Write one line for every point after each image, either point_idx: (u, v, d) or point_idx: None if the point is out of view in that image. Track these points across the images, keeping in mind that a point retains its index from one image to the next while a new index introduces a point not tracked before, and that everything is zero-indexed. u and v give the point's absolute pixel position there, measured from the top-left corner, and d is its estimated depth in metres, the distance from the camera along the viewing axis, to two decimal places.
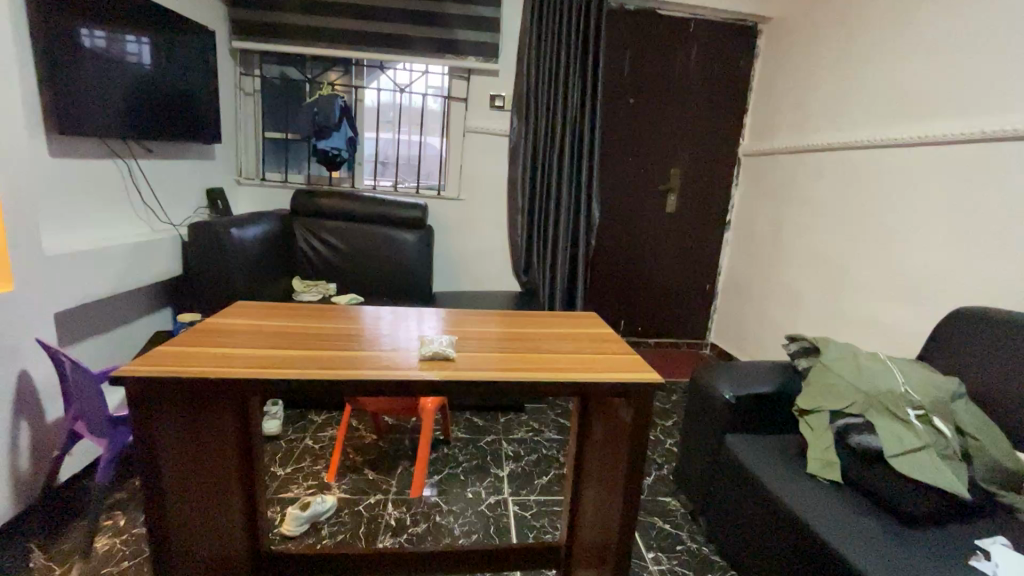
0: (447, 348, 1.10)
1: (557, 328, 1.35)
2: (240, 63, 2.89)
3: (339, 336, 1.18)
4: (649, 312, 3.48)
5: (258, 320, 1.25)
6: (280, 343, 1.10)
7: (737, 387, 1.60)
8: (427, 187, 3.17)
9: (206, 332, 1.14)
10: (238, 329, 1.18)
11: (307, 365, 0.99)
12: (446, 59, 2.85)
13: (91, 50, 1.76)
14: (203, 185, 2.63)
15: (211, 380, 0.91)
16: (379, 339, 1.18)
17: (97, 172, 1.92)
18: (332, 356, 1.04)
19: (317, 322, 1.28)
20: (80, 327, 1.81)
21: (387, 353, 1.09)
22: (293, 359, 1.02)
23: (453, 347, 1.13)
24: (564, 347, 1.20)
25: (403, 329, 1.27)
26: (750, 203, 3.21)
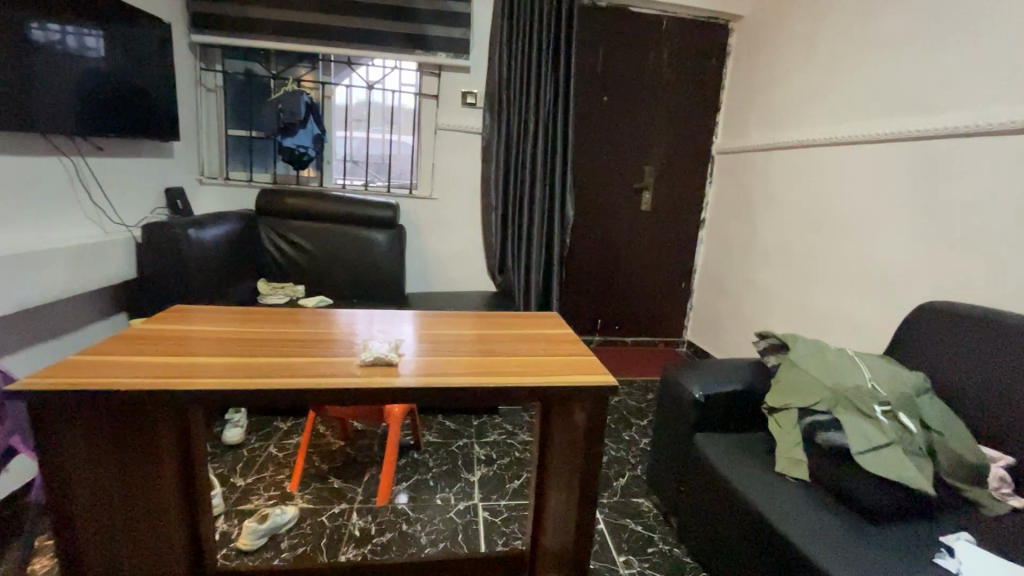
0: (392, 353, 1.05)
1: (519, 329, 1.31)
2: (201, 58, 2.78)
3: (297, 341, 1.13)
4: (626, 310, 3.46)
5: (220, 326, 1.19)
6: (236, 350, 1.05)
7: (706, 386, 1.58)
8: (399, 186, 3.11)
9: (163, 339, 1.09)
10: (198, 335, 1.12)
11: (263, 374, 0.94)
12: (416, 55, 2.79)
13: (43, 44, 1.69)
14: (161, 185, 2.52)
15: (154, 394, 0.86)
16: (332, 344, 1.12)
17: (38, 169, 1.81)
18: (289, 364, 0.99)
19: (278, 327, 1.22)
20: (22, 336, 1.72)
21: (337, 359, 1.04)
22: (248, 367, 0.97)
23: (400, 354, 1.08)
24: (526, 350, 1.16)
25: (358, 333, 1.22)
26: (725, 200, 3.22)
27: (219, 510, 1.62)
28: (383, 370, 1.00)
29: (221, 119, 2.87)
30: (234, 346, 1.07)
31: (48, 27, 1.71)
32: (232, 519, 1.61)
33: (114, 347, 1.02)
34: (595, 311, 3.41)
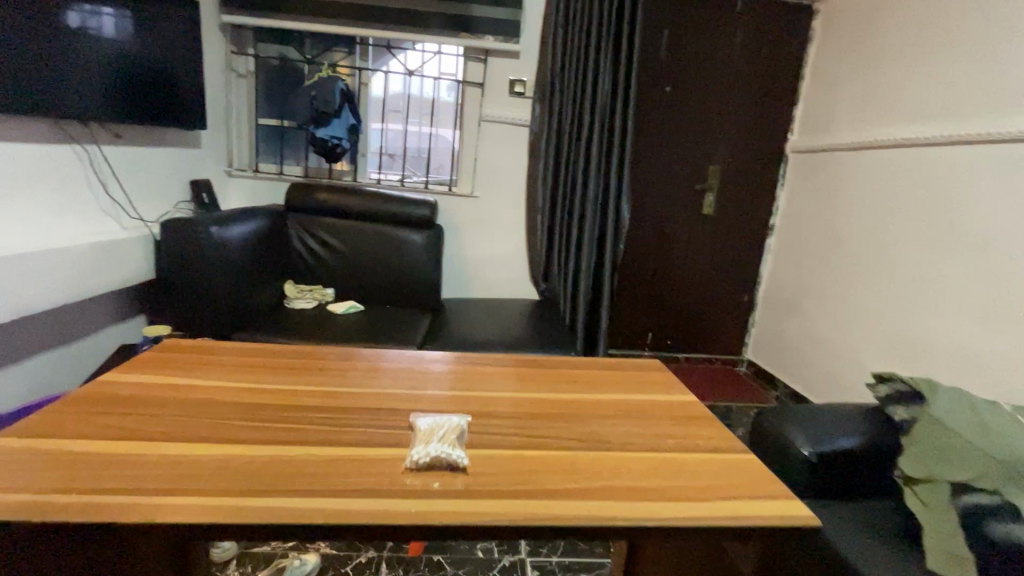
0: (454, 449, 0.79)
1: (590, 393, 1.05)
2: (232, 41, 2.59)
3: (321, 407, 0.91)
4: (682, 324, 3.12)
5: (227, 379, 0.98)
6: (241, 426, 0.83)
7: (817, 440, 1.27)
8: (438, 182, 2.88)
9: (158, 402, 0.88)
10: (196, 397, 0.91)
11: (278, 473, 0.72)
12: (461, 37, 2.54)
13: (70, 28, 1.57)
14: (187, 177, 2.35)
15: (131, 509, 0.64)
16: (371, 416, 0.89)
17: (50, 159, 1.63)
18: (311, 454, 0.77)
19: (298, 381, 1.00)
20: (26, 346, 1.54)
21: (386, 447, 0.81)
22: (259, 459, 0.75)
23: (462, 441, 0.83)
24: (636, 435, 0.90)
25: (400, 395, 0.97)
26: (799, 205, 2.82)
27: (229, 555, 1.40)
28: (436, 474, 0.76)
29: (252, 107, 2.68)
30: (236, 426, 0.83)
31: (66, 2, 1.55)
32: (245, 566, 1.39)
33: (94, 426, 0.81)
34: (646, 324, 3.10)
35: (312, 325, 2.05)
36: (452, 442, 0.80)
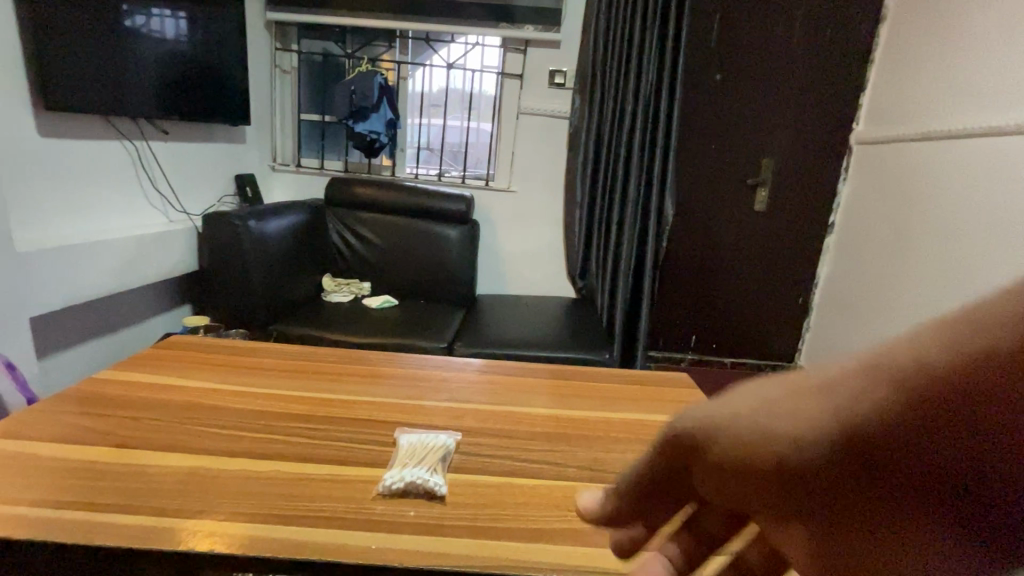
0: (433, 474, 0.67)
1: (617, 404, 0.95)
2: (277, 38, 2.65)
3: (329, 402, 0.87)
4: (730, 326, 2.93)
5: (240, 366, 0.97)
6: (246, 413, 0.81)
7: None
8: (475, 176, 2.84)
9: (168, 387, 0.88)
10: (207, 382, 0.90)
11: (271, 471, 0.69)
12: (501, 28, 2.49)
13: (132, 30, 1.64)
14: (232, 171, 2.43)
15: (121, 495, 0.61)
16: (378, 411, 0.84)
17: (100, 155, 1.71)
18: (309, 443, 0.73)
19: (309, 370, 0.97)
20: (70, 333, 1.62)
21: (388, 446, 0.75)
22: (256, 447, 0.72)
23: (445, 466, 0.70)
24: None
25: (410, 393, 0.92)
26: (868, 200, 2.53)
27: None
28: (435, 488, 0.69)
29: (296, 103, 2.74)
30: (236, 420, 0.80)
31: (126, 5, 1.61)
32: None
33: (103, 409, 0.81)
34: (689, 325, 2.94)
35: (345, 318, 2.06)
36: (431, 466, 0.68)
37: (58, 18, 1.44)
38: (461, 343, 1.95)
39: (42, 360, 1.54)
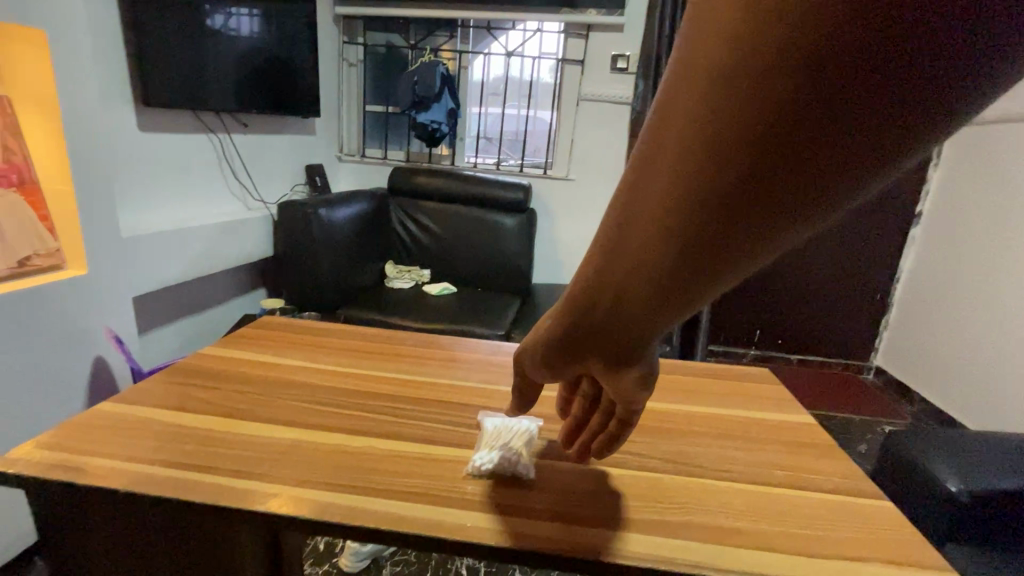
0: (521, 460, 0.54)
1: None
2: (344, 32, 2.74)
3: None
4: (800, 321, 2.77)
5: None
6: None
7: (971, 476, 1.03)
8: (533, 165, 2.83)
9: None
10: None
11: None
12: (563, 14, 2.45)
13: (213, 29, 1.74)
14: (303, 161, 2.54)
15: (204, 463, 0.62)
16: None
17: (188, 147, 1.83)
18: None
19: None
20: (163, 311, 1.77)
21: None
22: None
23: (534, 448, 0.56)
24: None
25: None
26: (960, 189, 2.28)
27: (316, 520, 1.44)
28: None
29: (361, 94, 2.82)
30: None
31: (208, 5, 1.70)
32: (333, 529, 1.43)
33: None
34: (755, 318, 2.81)
35: (406, 304, 2.11)
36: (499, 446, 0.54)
37: (148, 20, 1.54)
38: (519, 332, 1.96)
39: (142, 336, 1.70)
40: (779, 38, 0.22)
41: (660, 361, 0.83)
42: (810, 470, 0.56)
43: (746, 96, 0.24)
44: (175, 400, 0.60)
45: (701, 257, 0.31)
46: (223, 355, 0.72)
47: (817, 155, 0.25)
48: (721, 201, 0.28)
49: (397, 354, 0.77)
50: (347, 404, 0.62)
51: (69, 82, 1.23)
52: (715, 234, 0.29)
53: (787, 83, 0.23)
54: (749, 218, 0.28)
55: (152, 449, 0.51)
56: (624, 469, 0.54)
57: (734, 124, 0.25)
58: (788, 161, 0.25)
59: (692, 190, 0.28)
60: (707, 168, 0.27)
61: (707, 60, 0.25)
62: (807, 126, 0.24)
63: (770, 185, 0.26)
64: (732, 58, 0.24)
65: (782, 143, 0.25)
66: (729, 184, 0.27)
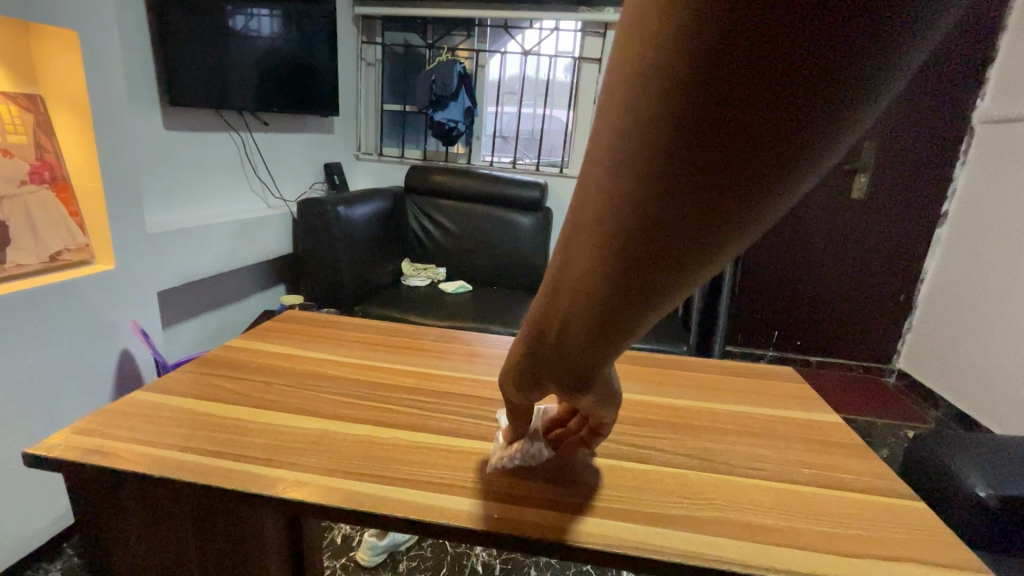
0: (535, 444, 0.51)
1: None
2: (363, 31, 2.76)
3: None
4: (820, 322, 2.73)
5: None
6: None
7: (1002, 482, 1.00)
8: (549, 164, 2.83)
9: None
10: None
11: None
12: (580, 12, 2.44)
13: (236, 29, 1.77)
14: (322, 160, 2.57)
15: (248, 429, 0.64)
16: None
17: (211, 146, 1.87)
18: None
19: None
20: (187, 306, 1.81)
21: None
22: None
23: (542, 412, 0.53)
24: None
25: None
26: (987, 189, 2.22)
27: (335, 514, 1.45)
28: None
29: (379, 93, 2.85)
30: None
31: (230, 5, 1.73)
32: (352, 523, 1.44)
33: None
34: (774, 319, 2.77)
35: (423, 301, 2.13)
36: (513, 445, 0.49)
37: (173, 19, 1.57)
38: None
39: (166, 330, 1.73)
40: (680, 16, 0.18)
41: (681, 358, 0.83)
42: (840, 469, 0.55)
43: (654, 93, 0.20)
44: (203, 390, 0.61)
45: (633, 287, 0.26)
46: (249, 348, 0.73)
47: (744, 160, 0.19)
48: (642, 221, 0.23)
49: (419, 348, 0.78)
50: (372, 397, 0.62)
51: (98, 82, 1.26)
52: (644, 258, 0.24)
53: (697, 72, 0.18)
54: (678, 242, 0.23)
55: (183, 437, 0.52)
56: (649, 465, 0.54)
57: (645, 125, 0.20)
58: (708, 169, 0.20)
59: (610, 208, 0.23)
60: (624, 185, 0.22)
61: (614, 55, 0.21)
62: (726, 123, 0.19)
63: (693, 198, 0.21)
64: (637, 48, 0.20)
65: (700, 150, 0.20)
66: (648, 202, 0.22)
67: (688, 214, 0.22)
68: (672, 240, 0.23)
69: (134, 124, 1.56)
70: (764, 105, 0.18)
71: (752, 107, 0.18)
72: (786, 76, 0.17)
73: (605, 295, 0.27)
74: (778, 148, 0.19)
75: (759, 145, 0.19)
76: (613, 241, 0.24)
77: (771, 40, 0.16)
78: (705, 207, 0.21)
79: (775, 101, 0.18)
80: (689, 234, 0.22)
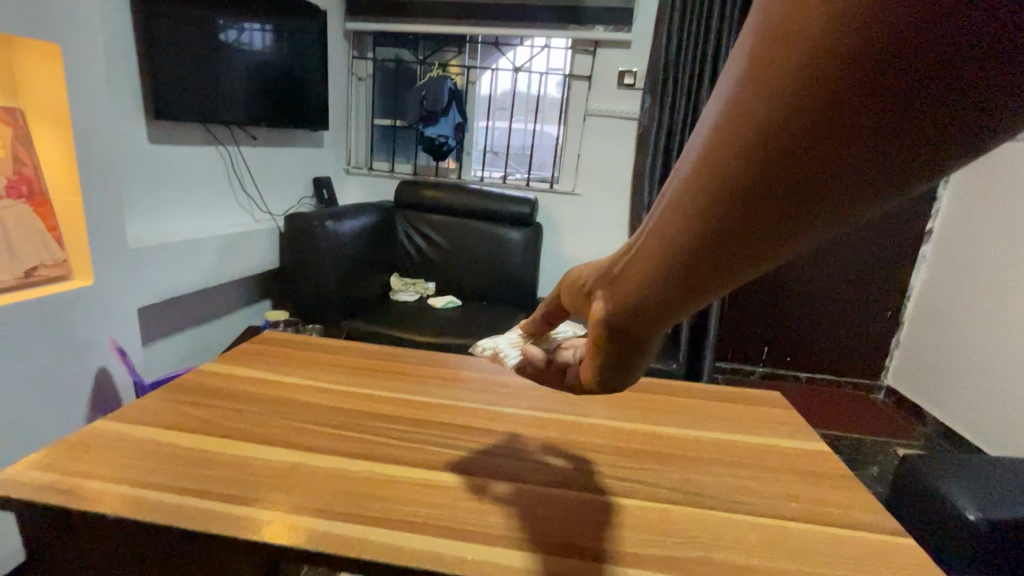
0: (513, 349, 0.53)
1: None
2: (354, 47, 2.77)
3: None
4: (808, 338, 2.73)
5: None
6: None
7: (991, 506, 0.99)
8: (539, 179, 2.83)
9: None
10: None
11: None
12: (570, 30, 2.47)
13: (226, 43, 1.76)
14: (310, 174, 2.56)
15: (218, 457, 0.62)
16: None
17: (198, 159, 1.85)
18: None
19: None
20: (168, 322, 1.77)
21: None
22: None
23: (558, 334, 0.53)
24: None
25: None
26: (971, 208, 2.25)
27: None
28: None
29: (370, 108, 2.85)
30: None
31: (221, 19, 1.72)
32: None
33: None
34: (762, 335, 2.77)
35: (411, 317, 2.10)
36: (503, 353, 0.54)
37: (161, 32, 1.56)
38: None
39: (145, 347, 1.69)
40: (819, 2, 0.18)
41: (668, 382, 0.81)
42: (827, 503, 0.53)
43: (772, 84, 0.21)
44: (171, 418, 0.58)
45: (720, 249, 0.26)
46: (223, 372, 0.71)
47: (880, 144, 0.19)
48: (754, 182, 0.23)
49: (400, 372, 0.76)
50: (347, 426, 0.60)
51: (81, 95, 1.25)
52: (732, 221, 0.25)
53: (870, 50, 0.17)
54: (782, 208, 0.23)
55: (145, 471, 0.49)
56: (631, 498, 0.52)
57: (797, 85, 0.20)
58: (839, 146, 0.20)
59: (731, 161, 0.24)
60: (751, 141, 0.22)
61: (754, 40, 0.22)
62: (877, 106, 0.18)
63: (816, 172, 0.21)
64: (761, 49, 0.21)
65: (840, 126, 0.19)
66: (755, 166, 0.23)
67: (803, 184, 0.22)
68: (779, 205, 0.23)
69: (118, 137, 1.54)
70: (920, 99, 0.17)
71: (909, 97, 0.17)
72: (958, 78, 0.16)
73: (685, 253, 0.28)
74: (922, 141, 0.19)
75: (903, 134, 0.19)
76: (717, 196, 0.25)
77: (952, 40, 0.15)
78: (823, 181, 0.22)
79: (935, 97, 0.17)
80: (796, 202, 0.23)
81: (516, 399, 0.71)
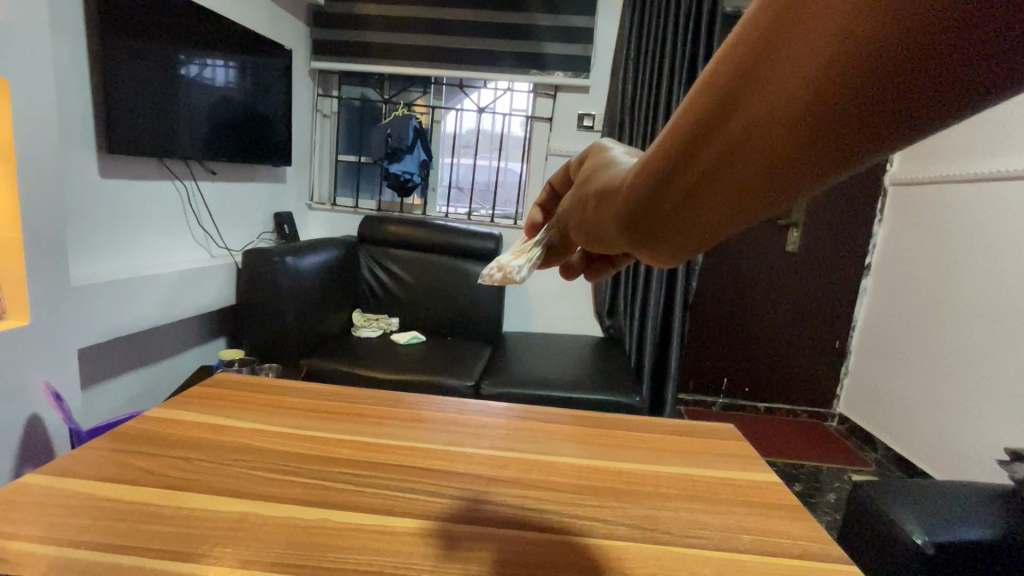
0: None
1: None
2: (319, 85, 2.82)
3: None
4: (764, 369, 2.83)
5: None
6: None
7: (935, 528, 1.03)
8: (504, 215, 2.88)
9: None
10: None
11: None
12: (532, 75, 2.58)
13: (186, 77, 1.75)
14: (271, 210, 2.52)
15: None
16: None
17: (151, 194, 1.79)
18: None
19: None
20: (110, 365, 1.67)
21: None
22: None
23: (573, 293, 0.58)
24: None
25: None
26: (904, 245, 2.43)
27: None
28: None
29: (334, 145, 2.87)
30: None
31: (182, 55, 1.72)
32: None
33: None
34: (720, 367, 2.85)
35: (374, 354, 2.06)
36: None
37: (119, 67, 1.53)
38: (489, 383, 1.91)
39: (84, 392, 1.59)
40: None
41: (629, 419, 0.83)
42: (777, 534, 0.55)
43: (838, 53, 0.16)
44: (110, 471, 0.55)
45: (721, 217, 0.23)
46: (170, 418, 0.68)
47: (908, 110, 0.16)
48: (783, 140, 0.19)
49: (360, 415, 0.74)
50: (303, 472, 0.59)
51: (30, 126, 1.21)
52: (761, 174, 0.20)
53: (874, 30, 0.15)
54: (774, 174, 0.20)
55: (79, 529, 0.46)
56: (590, 536, 0.53)
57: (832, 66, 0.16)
58: (854, 106, 0.16)
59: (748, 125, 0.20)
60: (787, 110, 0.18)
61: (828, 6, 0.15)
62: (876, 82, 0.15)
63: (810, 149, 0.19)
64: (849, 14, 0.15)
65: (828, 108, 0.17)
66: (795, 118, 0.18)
67: (795, 148, 0.19)
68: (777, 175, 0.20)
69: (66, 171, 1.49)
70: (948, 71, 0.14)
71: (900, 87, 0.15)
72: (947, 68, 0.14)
73: (649, 204, 0.25)
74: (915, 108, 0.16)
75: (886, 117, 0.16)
76: (689, 142, 0.22)
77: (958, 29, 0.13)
78: (822, 148, 0.18)
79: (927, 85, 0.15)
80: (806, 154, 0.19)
81: (479, 439, 0.71)
